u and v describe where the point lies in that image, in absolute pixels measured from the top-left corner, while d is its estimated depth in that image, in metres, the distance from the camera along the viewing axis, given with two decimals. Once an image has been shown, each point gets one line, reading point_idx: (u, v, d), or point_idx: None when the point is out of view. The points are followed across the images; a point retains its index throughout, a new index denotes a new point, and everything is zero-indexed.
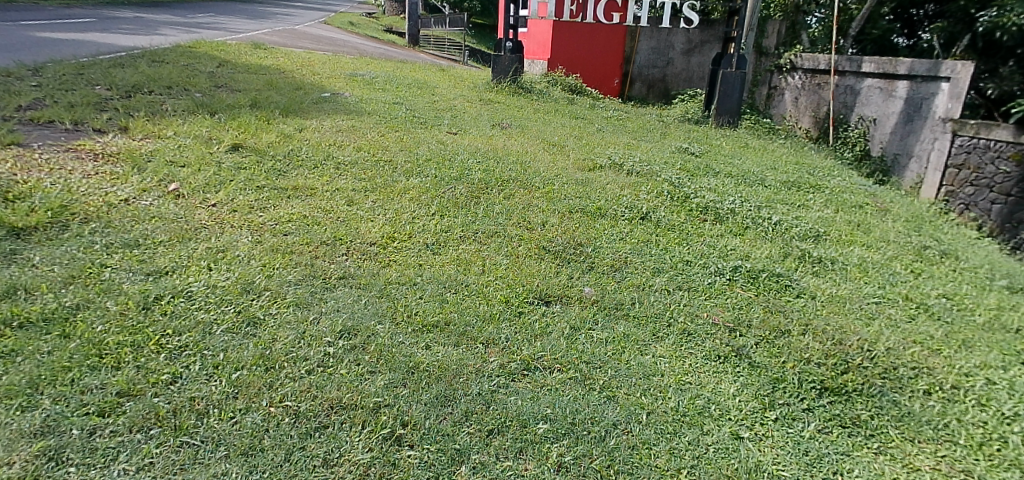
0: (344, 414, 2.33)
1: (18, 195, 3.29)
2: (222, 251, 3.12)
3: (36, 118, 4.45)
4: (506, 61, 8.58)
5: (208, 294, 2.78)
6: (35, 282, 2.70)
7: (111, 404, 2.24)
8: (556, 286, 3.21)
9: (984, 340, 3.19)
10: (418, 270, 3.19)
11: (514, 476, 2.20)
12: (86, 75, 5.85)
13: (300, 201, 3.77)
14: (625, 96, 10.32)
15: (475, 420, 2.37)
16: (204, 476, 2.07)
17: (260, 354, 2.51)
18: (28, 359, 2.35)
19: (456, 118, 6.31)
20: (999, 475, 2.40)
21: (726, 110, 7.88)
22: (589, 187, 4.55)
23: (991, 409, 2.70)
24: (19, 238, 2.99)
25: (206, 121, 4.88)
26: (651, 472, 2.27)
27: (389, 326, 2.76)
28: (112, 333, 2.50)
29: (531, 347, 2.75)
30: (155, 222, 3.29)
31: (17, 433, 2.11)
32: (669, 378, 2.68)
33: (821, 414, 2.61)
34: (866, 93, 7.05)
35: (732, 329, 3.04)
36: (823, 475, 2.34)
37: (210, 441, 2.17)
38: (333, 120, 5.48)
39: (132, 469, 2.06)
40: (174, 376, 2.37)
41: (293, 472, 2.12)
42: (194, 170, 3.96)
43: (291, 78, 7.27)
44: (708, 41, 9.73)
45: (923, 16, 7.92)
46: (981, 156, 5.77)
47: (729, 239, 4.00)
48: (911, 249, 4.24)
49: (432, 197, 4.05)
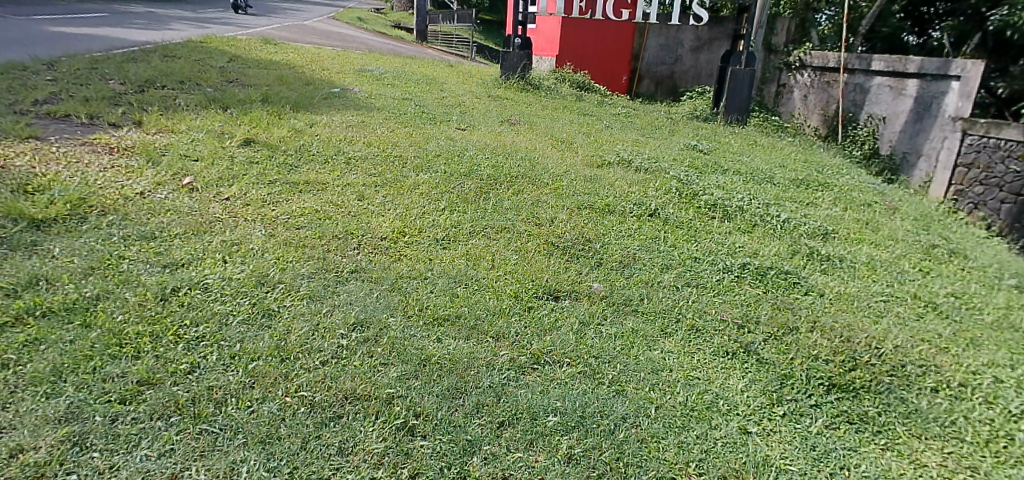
0: (358, 405, 2.36)
1: (38, 187, 3.34)
2: (236, 244, 3.16)
3: (52, 111, 4.50)
4: (515, 56, 8.50)
5: (223, 287, 2.82)
6: (56, 273, 2.75)
7: (132, 392, 2.28)
8: (566, 280, 3.25)
9: (993, 339, 3.21)
10: (427, 265, 3.22)
11: (525, 467, 2.23)
12: (100, 70, 5.91)
13: (311, 195, 3.81)
14: (633, 93, 10.29)
15: (487, 412, 2.41)
16: (224, 463, 2.12)
17: (276, 344, 2.55)
18: (50, 347, 2.40)
19: (465, 114, 6.34)
20: (1005, 471, 2.42)
21: (735, 108, 7.83)
22: (596, 183, 4.58)
23: (998, 407, 2.72)
24: (40, 230, 3.04)
25: (218, 116, 4.92)
26: (661, 466, 2.30)
27: (401, 318, 2.80)
28: (132, 323, 2.55)
29: (540, 341, 2.78)
30: (170, 215, 3.33)
31: (42, 419, 2.16)
32: (677, 373, 2.70)
33: (829, 410, 2.64)
34: (876, 91, 7.00)
35: (741, 325, 3.07)
36: (830, 470, 2.37)
37: (228, 429, 2.22)
38: (343, 116, 5.50)
39: (154, 455, 2.11)
40: (192, 365, 2.41)
41: (309, 460, 2.16)
42: (208, 163, 4.01)
43: (301, 73, 7.30)
44: (717, 38, 9.90)
45: (934, 15, 7.91)
46: (991, 155, 5.83)
47: (737, 236, 4.02)
48: (920, 248, 4.26)
49: (442, 192, 4.09)
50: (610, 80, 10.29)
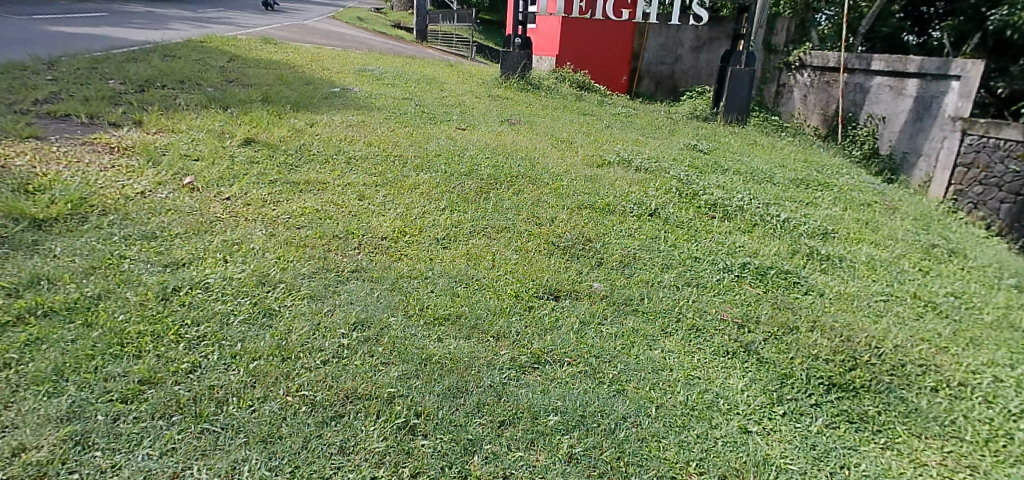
0: (359, 404, 2.37)
1: (39, 187, 3.34)
2: (237, 244, 3.16)
3: (53, 111, 4.50)
4: (515, 56, 8.49)
5: (224, 286, 2.82)
6: (57, 273, 2.75)
7: (134, 391, 2.29)
8: (566, 280, 3.25)
9: (992, 339, 3.21)
10: (428, 264, 3.23)
11: (526, 466, 2.24)
12: (100, 70, 5.91)
13: (312, 194, 3.81)
14: (633, 92, 10.30)
15: (487, 411, 2.41)
16: (225, 462, 2.12)
17: (277, 344, 2.56)
18: (52, 346, 2.40)
19: (465, 114, 6.34)
20: (1004, 471, 2.43)
21: (734, 108, 7.83)
22: (597, 183, 4.58)
23: (998, 406, 2.73)
24: (41, 229, 3.04)
25: (219, 115, 4.92)
26: (661, 465, 2.31)
27: (401, 318, 2.80)
28: (133, 323, 2.55)
29: (541, 340, 2.78)
30: (171, 215, 3.33)
31: (44, 418, 2.16)
32: (678, 372, 2.71)
33: (829, 410, 2.64)
34: (876, 91, 7.00)
35: (741, 324, 3.07)
36: (830, 469, 2.38)
37: (230, 428, 2.22)
38: (344, 116, 5.50)
39: (156, 453, 2.12)
40: (193, 365, 2.41)
41: (310, 459, 2.16)
42: (208, 163, 4.01)
43: (301, 73, 7.30)
44: (717, 38, 9.92)
45: (933, 14, 7.92)
46: (990, 155, 5.84)
47: (737, 236, 4.02)
48: (920, 247, 4.26)
49: (442, 192, 4.09)
50: (610, 79, 10.30)
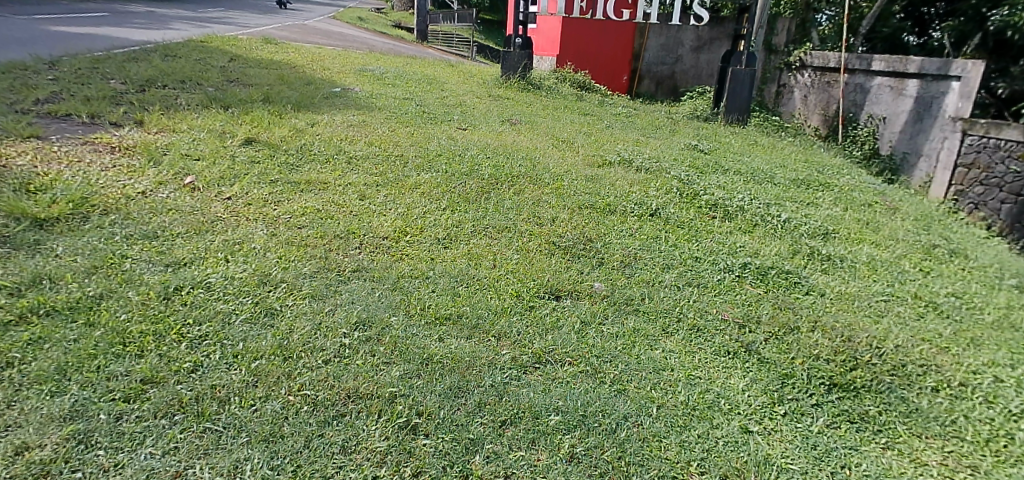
0: (361, 403, 2.37)
1: (41, 186, 3.34)
2: (239, 243, 3.16)
3: (54, 111, 4.51)
4: (516, 56, 8.49)
5: (226, 285, 2.82)
6: (59, 272, 2.75)
7: (136, 390, 2.29)
8: (567, 280, 3.25)
9: (993, 339, 3.21)
10: (429, 264, 3.23)
11: (527, 466, 2.24)
12: (101, 69, 5.92)
13: (313, 194, 3.81)
14: (634, 92, 10.31)
15: (488, 411, 2.41)
16: (227, 461, 2.13)
17: (278, 344, 2.56)
18: (54, 345, 2.40)
19: (466, 114, 6.35)
20: (1005, 471, 2.43)
21: (735, 108, 7.84)
22: (597, 183, 4.58)
23: (998, 406, 2.73)
24: (42, 229, 3.04)
25: (220, 115, 4.92)
26: (662, 465, 2.31)
27: (403, 318, 2.80)
28: (135, 322, 2.55)
29: (543, 340, 2.79)
30: (172, 215, 3.34)
31: (47, 417, 2.17)
32: (679, 372, 2.71)
33: (830, 409, 2.64)
34: (876, 91, 7.01)
35: (742, 324, 3.08)
36: (831, 469, 2.38)
37: (231, 428, 2.22)
38: (344, 116, 5.50)
39: (158, 453, 2.12)
40: (195, 364, 2.42)
41: (312, 459, 2.17)
42: (209, 163, 4.02)
43: (301, 73, 7.31)
44: (718, 38, 9.93)
45: (934, 15, 7.93)
46: (991, 156, 5.84)
47: (738, 236, 4.03)
48: (920, 247, 4.26)
49: (443, 192, 4.10)
50: (610, 80, 10.30)
